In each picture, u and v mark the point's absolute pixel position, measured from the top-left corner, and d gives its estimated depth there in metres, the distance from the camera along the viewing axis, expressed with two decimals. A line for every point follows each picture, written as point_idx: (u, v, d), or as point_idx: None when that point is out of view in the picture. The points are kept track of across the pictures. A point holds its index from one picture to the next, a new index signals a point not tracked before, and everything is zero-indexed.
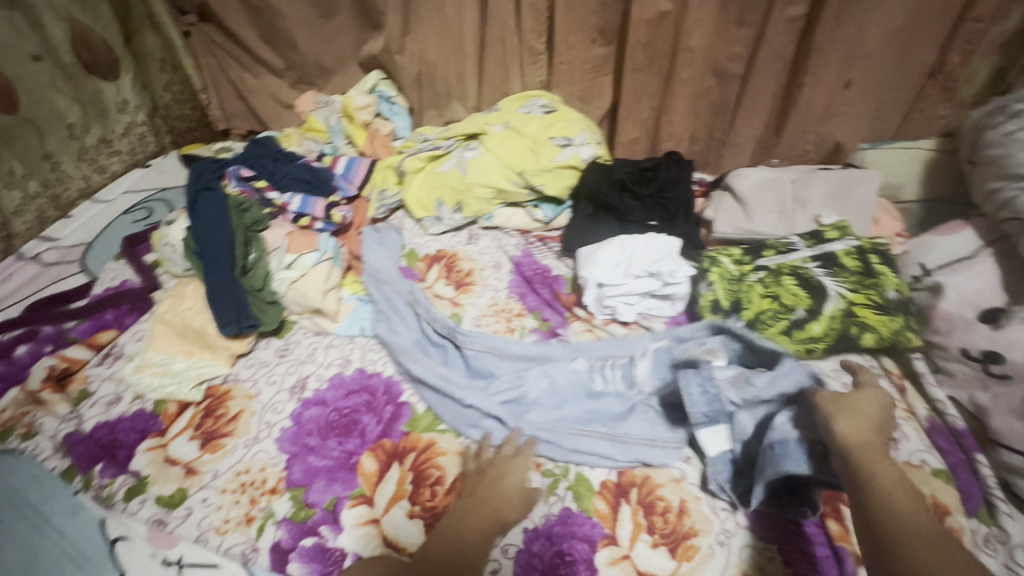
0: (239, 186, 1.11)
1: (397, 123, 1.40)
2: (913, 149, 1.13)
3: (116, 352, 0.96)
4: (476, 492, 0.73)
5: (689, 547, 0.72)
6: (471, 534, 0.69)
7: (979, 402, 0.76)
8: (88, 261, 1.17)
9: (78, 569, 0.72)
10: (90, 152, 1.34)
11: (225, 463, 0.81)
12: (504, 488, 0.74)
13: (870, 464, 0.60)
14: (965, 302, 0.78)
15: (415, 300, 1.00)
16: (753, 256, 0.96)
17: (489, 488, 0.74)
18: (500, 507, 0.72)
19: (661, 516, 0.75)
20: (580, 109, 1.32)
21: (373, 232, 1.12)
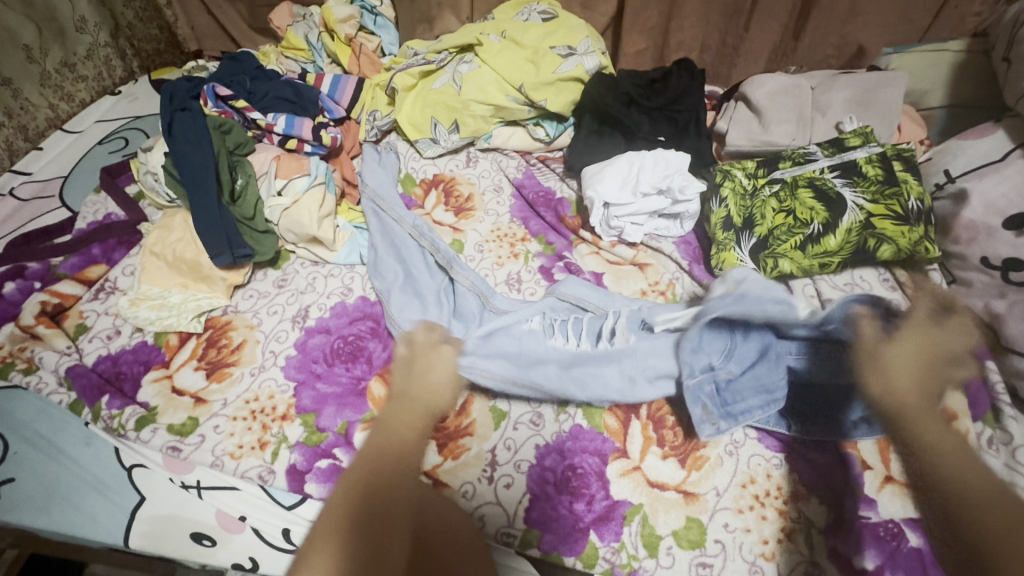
0: (217, 106, 1.03)
1: (384, 37, 1.29)
2: (940, 51, 1.04)
3: (109, 286, 0.93)
4: (404, 391, 0.70)
5: (698, 458, 0.73)
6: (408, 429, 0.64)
7: (993, 310, 0.74)
8: (68, 195, 1.11)
9: (99, 495, 0.73)
10: (53, 78, 1.23)
11: (234, 392, 0.81)
12: (427, 381, 0.72)
13: (919, 430, 0.62)
14: (991, 209, 0.75)
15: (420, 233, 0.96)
16: (768, 169, 0.90)
17: (418, 379, 0.72)
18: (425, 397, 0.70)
19: (671, 430, 0.76)
20: (582, 16, 1.22)
21: (374, 152, 1.09)
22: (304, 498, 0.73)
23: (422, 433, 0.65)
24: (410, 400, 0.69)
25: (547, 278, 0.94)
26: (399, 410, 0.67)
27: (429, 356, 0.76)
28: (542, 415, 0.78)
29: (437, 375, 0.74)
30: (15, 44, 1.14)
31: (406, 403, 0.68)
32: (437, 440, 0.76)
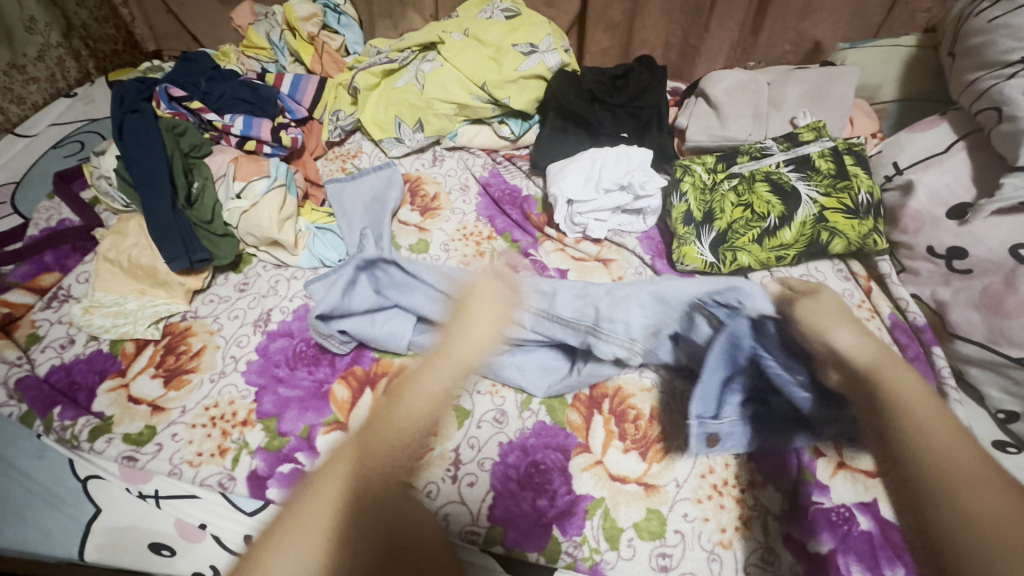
0: (171, 108, 1.00)
1: (347, 36, 1.28)
2: (894, 47, 1.06)
3: (63, 294, 0.90)
4: (461, 332, 0.74)
5: (659, 450, 0.74)
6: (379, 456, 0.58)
7: (940, 297, 0.78)
8: (20, 201, 1.08)
9: (52, 509, 0.71)
10: (2, 80, 1.20)
11: (193, 399, 0.80)
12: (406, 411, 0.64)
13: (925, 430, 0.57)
14: (935, 200, 0.77)
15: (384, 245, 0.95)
16: (727, 163, 0.92)
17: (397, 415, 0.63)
18: (461, 356, 0.71)
19: (632, 423, 0.76)
20: (546, 15, 1.22)
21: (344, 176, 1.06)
22: (265, 504, 0.72)
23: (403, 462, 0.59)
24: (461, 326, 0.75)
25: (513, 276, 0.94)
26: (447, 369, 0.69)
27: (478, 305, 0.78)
28: (506, 413, 0.79)
29: (477, 345, 0.72)
30: None
31: (434, 369, 0.69)
32: None
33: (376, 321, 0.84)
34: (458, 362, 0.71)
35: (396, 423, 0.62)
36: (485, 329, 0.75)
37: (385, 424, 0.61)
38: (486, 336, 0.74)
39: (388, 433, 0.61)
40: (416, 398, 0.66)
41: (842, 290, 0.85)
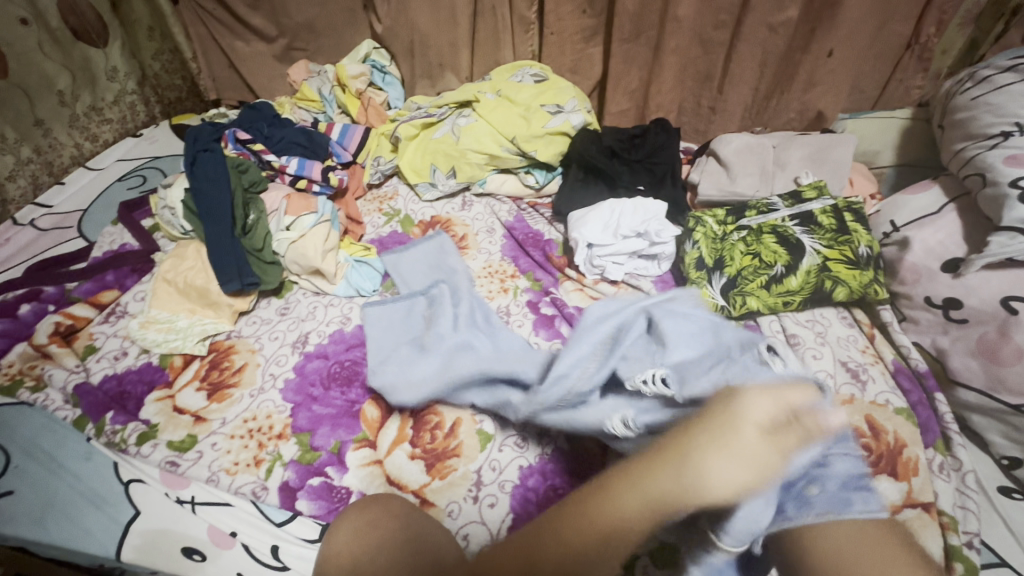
0: (237, 148, 1.14)
1: (390, 93, 1.42)
2: (890, 118, 1.16)
3: (120, 310, 0.98)
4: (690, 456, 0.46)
5: None
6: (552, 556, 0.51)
7: (940, 345, 0.82)
8: (86, 225, 1.18)
9: (95, 509, 0.75)
10: (81, 120, 1.34)
11: (233, 411, 0.85)
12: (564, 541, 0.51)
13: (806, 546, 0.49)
14: (930, 255, 0.84)
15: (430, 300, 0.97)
16: (736, 216, 1.00)
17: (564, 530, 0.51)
18: (709, 478, 0.45)
19: None
20: (571, 79, 1.34)
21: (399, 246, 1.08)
22: (295, 515, 0.76)
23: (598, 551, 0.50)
24: (698, 431, 0.47)
25: (534, 311, 1.00)
26: (666, 476, 0.47)
27: (726, 433, 0.46)
28: (525, 438, 0.82)
29: (717, 482, 0.45)
30: (50, 89, 1.25)
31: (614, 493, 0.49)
32: (425, 460, 0.80)
33: (420, 361, 0.86)
34: (654, 495, 0.47)
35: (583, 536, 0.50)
36: (724, 468, 0.45)
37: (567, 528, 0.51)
38: (712, 461, 0.45)
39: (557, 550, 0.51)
40: (611, 511, 0.49)
41: (847, 335, 0.90)
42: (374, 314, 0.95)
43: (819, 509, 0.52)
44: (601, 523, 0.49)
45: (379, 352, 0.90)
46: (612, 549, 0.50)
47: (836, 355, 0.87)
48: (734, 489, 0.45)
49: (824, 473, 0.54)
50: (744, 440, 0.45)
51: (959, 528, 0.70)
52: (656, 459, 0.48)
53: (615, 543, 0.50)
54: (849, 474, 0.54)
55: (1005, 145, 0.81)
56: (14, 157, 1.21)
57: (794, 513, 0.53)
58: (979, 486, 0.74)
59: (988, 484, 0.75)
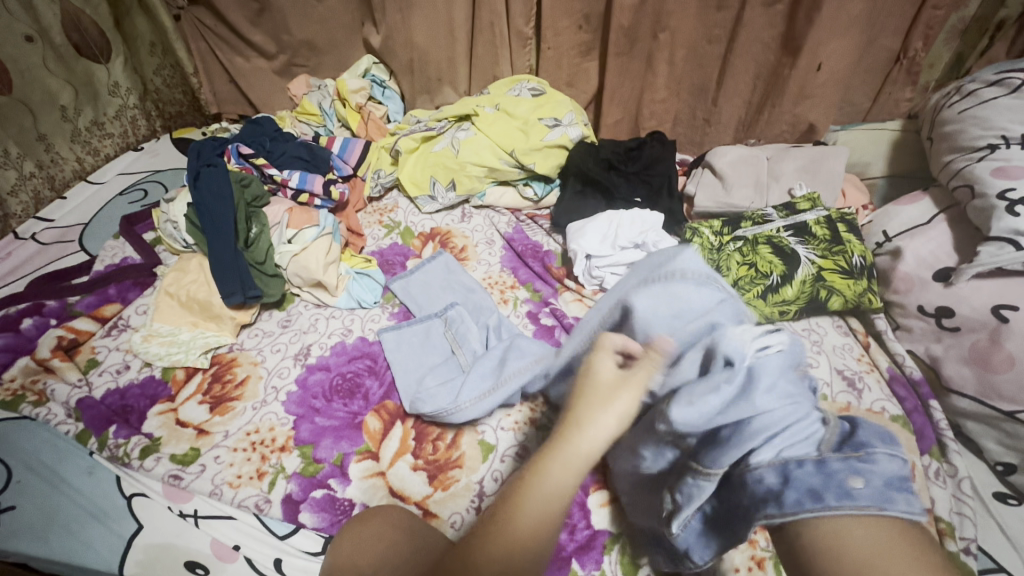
0: (239, 163, 1.15)
1: (390, 106, 1.44)
2: (880, 130, 1.18)
3: (122, 324, 0.99)
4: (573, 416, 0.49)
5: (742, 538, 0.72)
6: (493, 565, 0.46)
7: (933, 352, 0.84)
8: (87, 239, 1.19)
9: (98, 523, 0.75)
10: (83, 134, 1.35)
11: (235, 424, 0.86)
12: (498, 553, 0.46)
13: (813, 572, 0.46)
14: (922, 264, 0.86)
15: (447, 320, 0.97)
16: (732, 227, 1.02)
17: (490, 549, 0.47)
18: (584, 447, 0.48)
19: None
20: (568, 93, 1.36)
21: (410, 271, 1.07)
22: (298, 528, 0.76)
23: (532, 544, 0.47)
24: (575, 410, 0.50)
25: (534, 322, 1.01)
26: (555, 461, 0.48)
27: (600, 406, 0.49)
28: (528, 449, 0.83)
29: (600, 435, 0.48)
30: (52, 105, 1.26)
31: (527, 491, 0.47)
32: (427, 471, 0.80)
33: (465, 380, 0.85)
34: (574, 457, 0.48)
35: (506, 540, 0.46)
36: (604, 417, 0.48)
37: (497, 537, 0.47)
38: (594, 422, 0.48)
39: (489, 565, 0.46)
40: (537, 495, 0.47)
41: (842, 344, 0.92)
42: (392, 340, 0.95)
43: (860, 506, 0.46)
44: (526, 514, 0.47)
45: (412, 377, 0.90)
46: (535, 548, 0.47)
47: (832, 363, 0.89)
48: (608, 439, 0.48)
49: (867, 468, 0.48)
50: (619, 397, 0.49)
51: (956, 534, 0.71)
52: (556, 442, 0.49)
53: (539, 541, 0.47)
54: (895, 474, 0.47)
55: (992, 157, 0.83)
56: (16, 172, 1.22)
57: (833, 503, 0.47)
58: (976, 492, 0.76)
59: (985, 490, 0.76)
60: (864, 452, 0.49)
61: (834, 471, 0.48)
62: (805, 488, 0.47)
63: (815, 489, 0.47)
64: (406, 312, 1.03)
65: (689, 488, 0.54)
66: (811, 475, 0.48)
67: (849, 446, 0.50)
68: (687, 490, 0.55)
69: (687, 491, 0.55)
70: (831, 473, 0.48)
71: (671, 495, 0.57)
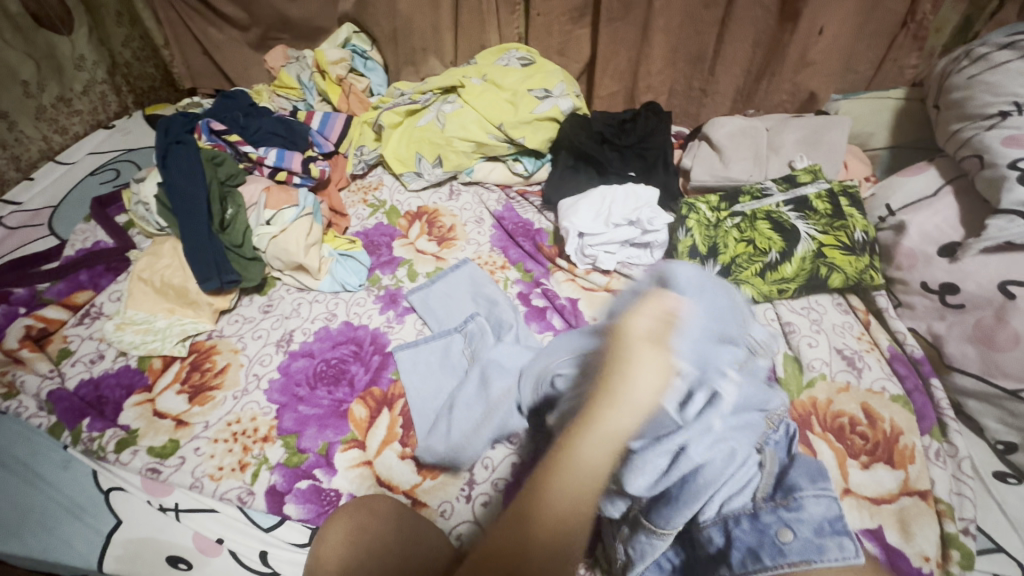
0: (212, 140, 1.09)
1: (373, 79, 1.37)
2: (884, 98, 1.13)
3: (95, 311, 0.95)
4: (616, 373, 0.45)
5: None
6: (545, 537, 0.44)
7: (935, 330, 0.81)
8: (57, 223, 1.14)
9: (74, 519, 0.72)
10: (49, 111, 1.28)
11: (215, 415, 0.83)
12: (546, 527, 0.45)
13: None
14: (926, 239, 0.83)
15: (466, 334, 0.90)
16: (730, 202, 0.98)
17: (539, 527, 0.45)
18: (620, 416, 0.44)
19: None
20: (559, 63, 1.30)
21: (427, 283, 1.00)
22: (283, 520, 0.74)
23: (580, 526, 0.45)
24: (608, 378, 0.46)
25: (526, 303, 0.98)
26: (608, 423, 0.44)
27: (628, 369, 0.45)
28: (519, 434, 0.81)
29: (641, 395, 0.44)
30: (13, 80, 1.19)
31: (570, 467, 0.44)
32: (416, 460, 0.78)
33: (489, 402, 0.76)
34: (621, 421, 0.44)
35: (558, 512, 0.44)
36: (643, 376, 0.44)
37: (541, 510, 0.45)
38: (632, 382, 0.44)
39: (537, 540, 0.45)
40: (580, 474, 0.44)
41: (842, 322, 0.89)
42: (409, 358, 0.87)
43: (793, 560, 0.51)
44: (568, 497, 0.44)
45: (429, 409, 0.82)
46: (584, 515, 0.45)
47: (831, 343, 0.86)
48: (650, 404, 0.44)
49: (796, 517, 0.52)
50: (643, 356, 0.45)
51: (956, 515, 0.69)
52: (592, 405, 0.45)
53: (580, 517, 0.45)
54: (825, 518, 0.52)
55: (1003, 125, 0.79)
56: None
57: (770, 561, 0.51)
58: (975, 472, 0.74)
59: (984, 470, 0.74)
60: (794, 500, 0.53)
61: (766, 525, 0.53)
62: (745, 547, 0.52)
63: (754, 549, 0.52)
64: (392, 295, 0.99)
65: (642, 546, 0.58)
66: (748, 532, 0.53)
67: (779, 493, 0.54)
68: (640, 548, 0.58)
69: (639, 548, 0.58)
70: (764, 528, 0.52)
71: (625, 546, 0.60)
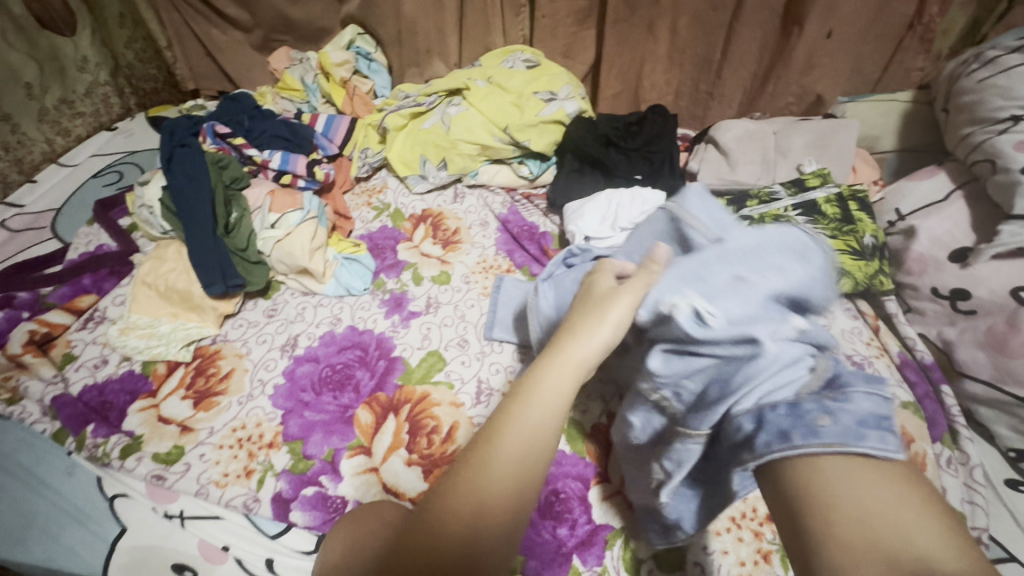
0: (216, 143, 1.09)
1: (377, 81, 1.37)
2: (892, 101, 1.13)
3: (99, 316, 0.94)
4: (565, 334, 0.49)
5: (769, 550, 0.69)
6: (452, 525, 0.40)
7: (946, 336, 0.81)
8: (60, 226, 1.13)
9: (79, 527, 0.72)
10: (51, 114, 1.27)
11: (220, 420, 0.82)
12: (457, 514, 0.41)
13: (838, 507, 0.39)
14: (937, 244, 0.82)
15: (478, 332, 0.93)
16: (737, 206, 0.97)
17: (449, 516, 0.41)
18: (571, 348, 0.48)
19: (745, 517, 0.72)
20: (564, 64, 1.29)
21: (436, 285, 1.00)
22: (289, 527, 0.73)
23: (485, 525, 0.41)
24: (559, 339, 0.49)
25: None
26: (527, 410, 0.44)
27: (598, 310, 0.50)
28: None
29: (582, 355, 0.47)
30: (16, 82, 1.18)
31: (499, 439, 0.43)
32: (422, 467, 0.77)
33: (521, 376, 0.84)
34: (558, 388, 0.46)
35: (469, 498, 0.41)
36: (590, 336, 0.48)
37: (455, 493, 0.42)
38: (562, 369, 0.46)
39: (468, 503, 0.41)
40: (507, 451, 0.42)
41: (852, 328, 0.88)
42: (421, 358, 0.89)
43: (827, 443, 0.40)
44: (489, 479, 0.41)
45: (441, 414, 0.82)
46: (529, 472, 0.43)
47: (841, 349, 0.86)
48: (602, 349, 0.49)
49: (841, 406, 0.42)
50: (616, 309, 0.50)
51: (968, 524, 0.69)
52: (541, 360, 0.48)
53: (493, 510, 0.41)
54: (872, 411, 0.41)
55: (1015, 129, 0.78)
56: None
57: (800, 444, 0.41)
58: (987, 479, 0.74)
59: (996, 478, 0.74)
60: (840, 392, 0.43)
61: (806, 413, 0.42)
62: (776, 430, 0.42)
63: (776, 432, 0.43)
64: (397, 300, 0.98)
65: (678, 454, 0.52)
66: (783, 417, 0.43)
67: (827, 388, 0.44)
68: (677, 454, 0.52)
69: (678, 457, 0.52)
70: (802, 413, 0.42)
71: (661, 463, 0.55)
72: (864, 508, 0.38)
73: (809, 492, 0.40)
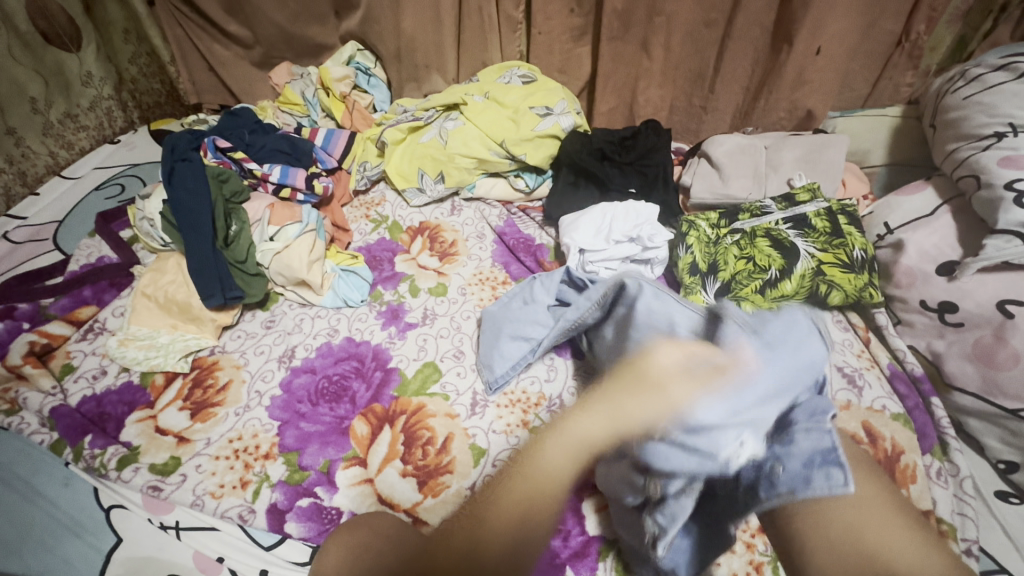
0: (217, 158, 1.10)
1: (376, 95, 1.39)
2: (881, 116, 1.15)
3: (98, 327, 0.95)
4: (640, 390, 0.58)
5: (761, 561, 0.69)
6: (490, 521, 0.57)
7: (935, 348, 0.82)
8: (62, 237, 1.14)
9: (75, 537, 0.72)
10: (55, 127, 1.29)
11: (218, 431, 0.83)
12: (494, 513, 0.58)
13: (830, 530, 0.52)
14: (925, 258, 0.83)
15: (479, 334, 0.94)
16: (729, 220, 0.98)
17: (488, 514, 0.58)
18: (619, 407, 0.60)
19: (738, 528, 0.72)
20: (560, 80, 1.31)
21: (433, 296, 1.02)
22: (284, 538, 0.73)
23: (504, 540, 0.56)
24: (626, 391, 0.61)
25: None
26: (577, 428, 0.63)
27: (655, 392, 0.56)
28: None
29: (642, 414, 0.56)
30: (21, 96, 1.20)
31: (542, 457, 0.62)
32: (417, 478, 0.78)
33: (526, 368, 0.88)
34: (598, 429, 0.60)
35: (510, 501, 0.58)
36: (652, 406, 0.55)
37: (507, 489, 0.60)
38: (623, 407, 0.60)
39: (477, 521, 0.57)
40: (549, 463, 0.61)
41: (842, 340, 0.89)
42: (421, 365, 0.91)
43: (782, 491, 0.51)
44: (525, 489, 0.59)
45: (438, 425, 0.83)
46: (536, 515, 0.58)
47: (832, 360, 0.87)
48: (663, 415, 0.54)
49: (787, 451, 0.52)
50: (672, 386, 0.56)
51: (958, 536, 0.69)
52: (590, 410, 0.64)
53: (527, 516, 0.58)
54: (816, 450, 0.52)
55: (998, 146, 0.80)
56: None
57: (764, 494, 0.51)
58: (977, 491, 0.74)
59: (986, 489, 0.74)
60: (785, 435, 0.54)
61: (761, 462, 0.52)
62: (748, 482, 0.52)
63: (752, 483, 0.52)
64: (394, 311, 0.99)
65: (672, 508, 0.53)
66: (748, 470, 0.52)
67: (778, 432, 0.55)
68: (668, 511, 0.54)
69: (667, 512, 0.54)
70: (761, 462, 0.52)
71: (653, 517, 0.56)
72: (847, 528, 0.51)
73: (811, 521, 0.53)
